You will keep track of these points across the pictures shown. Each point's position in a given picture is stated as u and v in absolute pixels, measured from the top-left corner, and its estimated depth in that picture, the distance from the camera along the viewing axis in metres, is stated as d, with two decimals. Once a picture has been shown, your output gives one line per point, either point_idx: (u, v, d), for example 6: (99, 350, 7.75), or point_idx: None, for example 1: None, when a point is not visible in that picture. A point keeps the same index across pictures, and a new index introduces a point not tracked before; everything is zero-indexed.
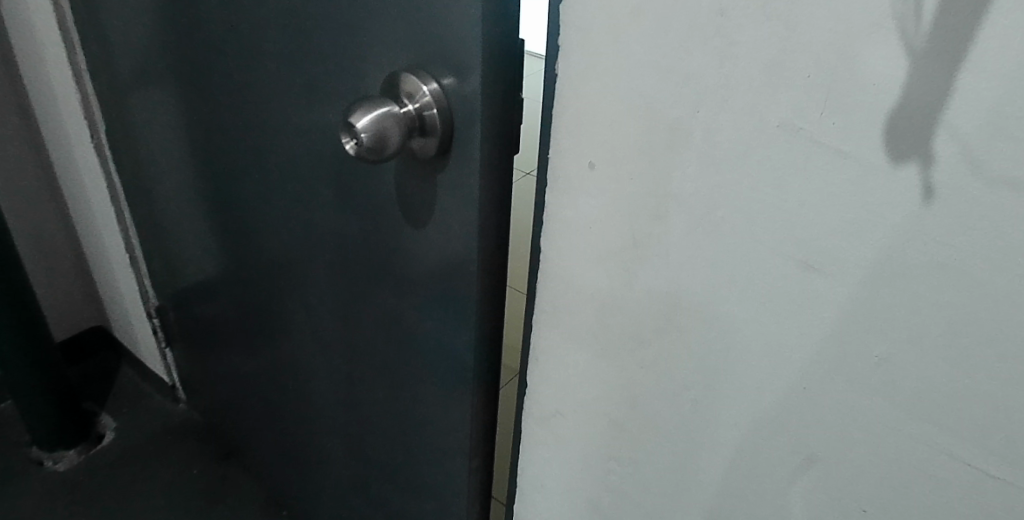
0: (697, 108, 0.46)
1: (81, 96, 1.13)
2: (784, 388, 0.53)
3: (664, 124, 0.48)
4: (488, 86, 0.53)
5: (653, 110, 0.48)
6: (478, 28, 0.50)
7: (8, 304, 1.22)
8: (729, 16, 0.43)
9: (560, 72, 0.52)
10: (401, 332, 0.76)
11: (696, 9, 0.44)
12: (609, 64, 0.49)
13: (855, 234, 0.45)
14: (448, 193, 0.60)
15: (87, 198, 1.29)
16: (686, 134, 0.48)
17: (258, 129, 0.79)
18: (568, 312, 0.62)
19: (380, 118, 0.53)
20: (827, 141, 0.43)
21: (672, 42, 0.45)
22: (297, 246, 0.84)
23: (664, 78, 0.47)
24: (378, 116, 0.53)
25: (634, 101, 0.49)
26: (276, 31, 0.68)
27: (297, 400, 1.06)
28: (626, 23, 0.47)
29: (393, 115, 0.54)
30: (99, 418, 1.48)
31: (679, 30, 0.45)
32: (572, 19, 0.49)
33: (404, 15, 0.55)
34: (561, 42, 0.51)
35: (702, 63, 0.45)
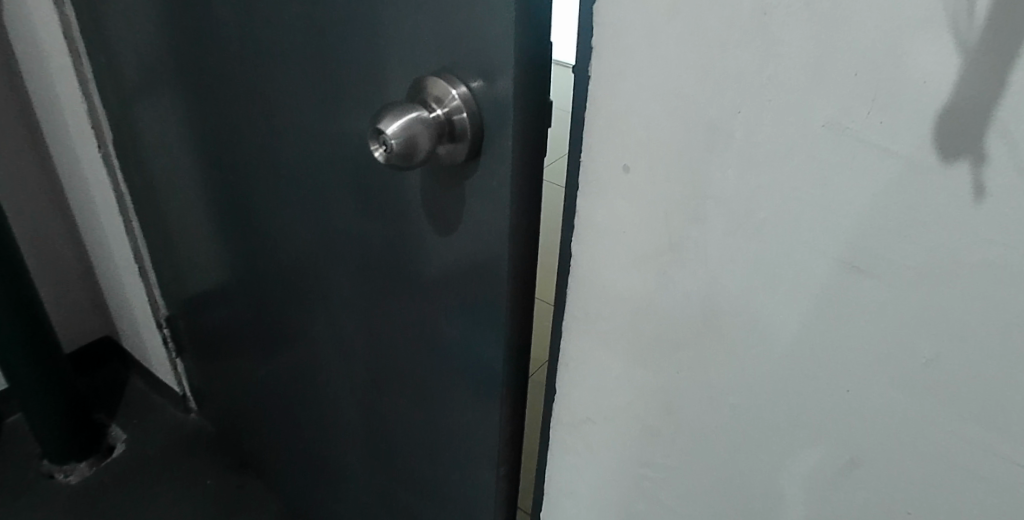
0: (737, 108, 0.45)
1: (88, 106, 1.12)
2: (826, 390, 0.51)
3: (703, 125, 0.47)
4: (520, 89, 0.52)
5: (691, 111, 0.47)
6: (510, 28, 0.49)
7: (16, 317, 1.21)
8: (771, 14, 0.42)
9: (593, 73, 0.51)
10: (424, 339, 0.75)
11: (737, 7, 0.43)
12: (644, 64, 0.48)
13: (901, 234, 0.43)
14: (477, 199, 0.59)
15: (94, 209, 1.28)
16: (727, 135, 0.47)
17: (274, 136, 0.78)
18: (600, 315, 0.61)
19: (409, 124, 0.52)
20: (874, 140, 0.42)
21: (712, 42, 0.44)
22: (314, 253, 0.83)
23: (702, 79, 0.46)
24: (407, 122, 0.52)
25: (671, 101, 0.48)
26: (292, 36, 0.67)
27: (314, 407, 1.05)
28: (663, 23, 0.46)
29: (423, 120, 0.52)
30: (110, 430, 1.47)
31: (720, 30, 0.44)
32: (606, 19, 0.48)
33: (430, 18, 0.54)
34: (594, 43, 0.50)
35: (744, 62, 0.44)
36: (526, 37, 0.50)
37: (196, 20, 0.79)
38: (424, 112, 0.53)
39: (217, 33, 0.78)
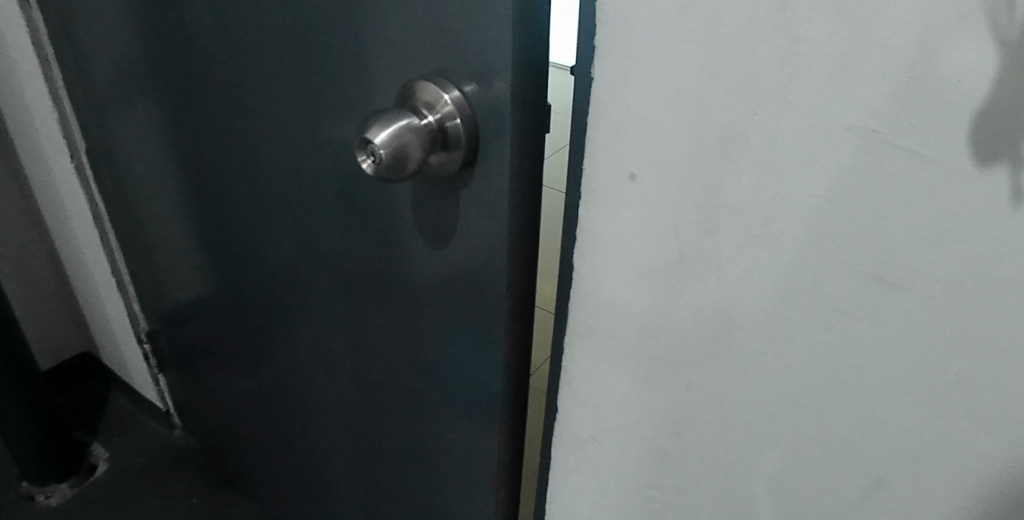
0: (755, 110, 0.42)
1: (59, 115, 1.07)
2: (849, 410, 0.48)
3: (716, 130, 0.44)
4: (518, 93, 0.48)
5: (703, 114, 0.44)
6: (506, 26, 0.46)
7: None
8: (792, 9, 0.38)
9: (596, 75, 0.48)
10: (418, 356, 0.71)
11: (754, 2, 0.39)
12: (652, 65, 0.45)
13: (933, 243, 0.40)
14: (473, 209, 0.55)
15: (69, 222, 1.23)
16: (742, 140, 0.43)
17: (256, 145, 0.74)
18: (605, 330, 0.58)
19: (400, 132, 0.48)
20: (902, 144, 0.39)
21: (726, 41, 0.41)
22: (301, 267, 0.80)
23: (715, 81, 0.43)
24: (397, 130, 0.48)
25: (681, 105, 0.45)
26: (272, 41, 0.64)
27: (304, 424, 1.02)
28: (671, 19, 0.42)
29: (414, 127, 0.49)
30: (91, 448, 1.42)
31: (734, 27, 0.40)
32: (609, 17, 0.45)
33: (419, 17, 0.50)
34: (597, 42, 0.47)
35: (761, 62, 0.41)
36: (524, 36, 0.46)
37: (169, 24, 0.75)
38: (416, 118, 0.49)
39: (192, 37, 0.74)
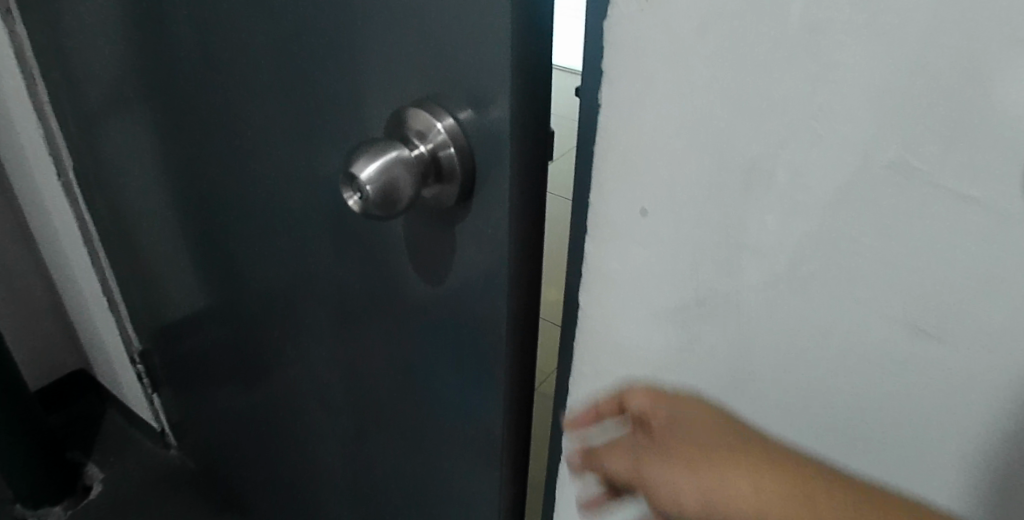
0: (781, 143, 0.38)
1: (46, 131, 1.04)
2: (883, 465, 0.44)
3: (738, 164, 0.40)
4: (518, 120, 0.44)
5: (723, 147, 0.40)
6: (505, 49, 0.42)
7: None
8: (825, 33, 0.34)
9: (604, 101, 0.44)
10: (417, 388, 0.68)
11: (782, 26, 0.35)
12: (665, 92, 0.41)
13: (980, 294, 0.36)
14: (471, 242, 0.51)
15: (58, 240, 1.19)
16: (767, 175, 0.39)
17: (247, 168, 0.71)
18: (613, 372, 0.54)
19: (388, 166, 0.44)
20: (949, 184, 0.34)
21: (749, 67, 0.37)
22: (297, 291, 0.76)
23: (736, 111, 0.38)
24: (385, 163, 0.44)
25: (698, 136, 0.40)
26: (261, 60, 0.60)
27: (303, 449, 0.98)
28: (687, 44, 0.38)
29: (404, 159, 0.45)
30: (86, 469, 1.38)
31: (758, 52, 0.36)
32: (618, 38, 0.41)
33: (411, 38, 0.46)
34: (604, 66, 0.43)
35: (788, 91, 0.36)
36: (524, 58, 0.42)
37: (158, 38, 0.72)
38: (406, 149, 0.45)
39: (180, 52, 0.70)
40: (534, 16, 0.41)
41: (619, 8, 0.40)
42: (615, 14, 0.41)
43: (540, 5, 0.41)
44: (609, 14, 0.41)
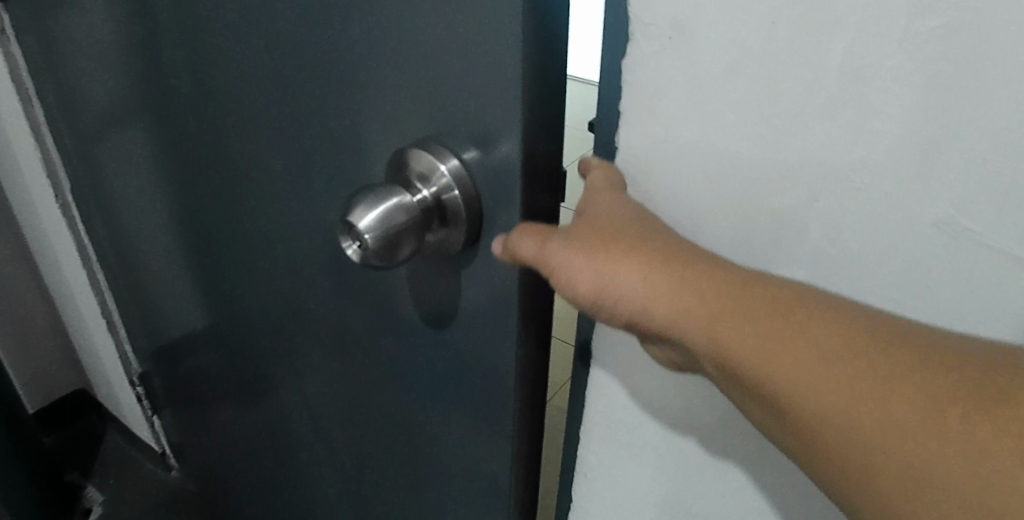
0: (818, 200, 0.35)
1: (43, 152, 1.02)
2: None
3: (767, 214, 0.37)
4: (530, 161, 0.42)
5: (755, 199, 0.37)
6: (517, 90, 0.39)
7: None
8: (870, 80, 0.31)
9: (619, 142, 0.41)
10: (423, 425, 0.66)
11: (824, 72, 0.32)
12: (689, 139, 0.38)
13: (1007, 329, 0.33)
14: (479, 284, 0.49)
15: (56, 261, 1.17)
16: (799, 228, 0.37)
17: (246, 198, 0.69)
18: (625, 425, 0.51)
19: (388, 215, 0.41)
20: (1003, 247, 0.31)
21: (782, 112, 0.34)
22: (300, 322, 0.74)
23: (766, 159, 0.35)
24: (385, 211, 0.41)
25: (724, 184, 0.38)
26: (259, 91, 0.58)
27: (307, 478, 0.96)
28: (715, 88, 0.35)
29: (406, 206, 0.42)
30: (86, 492, 1.35)
31: (794, 96, 0.33)
32: (635, 78, 0.38)
33: (417, 76, 0.44)
34: (622, 109, 0.40)
35: (826, 139, 0.33)
36: (536, 98, 0.40)
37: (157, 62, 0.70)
38: (408, 195, 0.42)
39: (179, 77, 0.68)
40: (546, 56, 0.39)
41: (637, 48, 0.37)
42: (632, 54, 0.38)
43: (552, 43, 0.39)
44: (626, 53, 0.38)
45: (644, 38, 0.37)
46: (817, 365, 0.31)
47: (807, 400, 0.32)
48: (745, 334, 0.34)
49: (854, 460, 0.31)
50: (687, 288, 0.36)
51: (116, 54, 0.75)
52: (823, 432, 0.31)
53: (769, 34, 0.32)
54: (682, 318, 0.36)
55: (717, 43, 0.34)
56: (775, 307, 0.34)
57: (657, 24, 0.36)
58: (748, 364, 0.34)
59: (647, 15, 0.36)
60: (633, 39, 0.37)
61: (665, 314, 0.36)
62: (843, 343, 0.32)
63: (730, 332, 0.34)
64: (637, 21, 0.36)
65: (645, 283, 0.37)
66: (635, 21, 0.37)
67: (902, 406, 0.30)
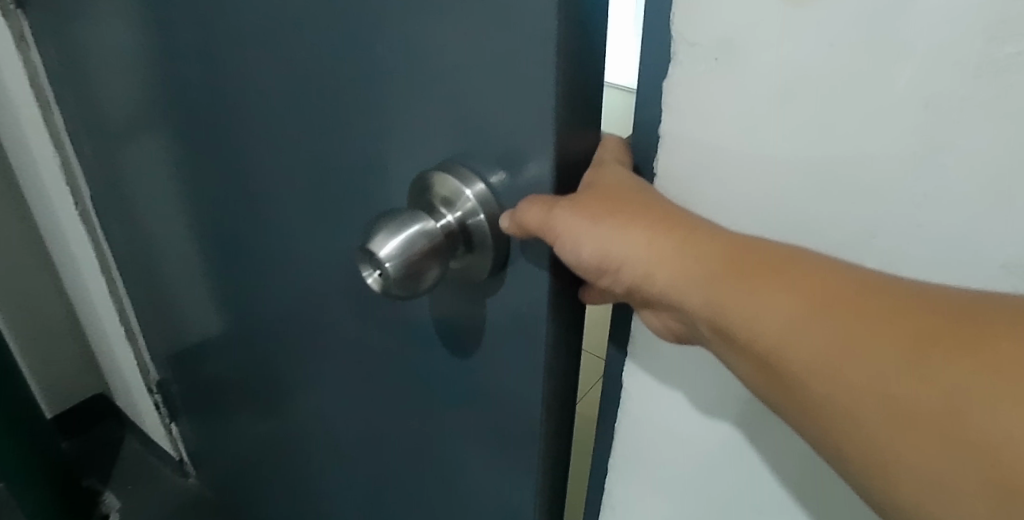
0: (873, 233, 0.36)
1: (62, 159, 1.01)
2: None
3: (825, 247, 0.38)
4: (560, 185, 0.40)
5: (801, 224, 0.39)
6: (548, 110, 0.37)
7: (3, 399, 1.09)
8: (938, 108, 0.31)
9: (663, 164, 0.42)
10: (447, 446, 0.64)
11: (887, 100, 0.32)
12: (733, 160, 0.39)
13: None
14: (503, 311, 0.47)
15: (76, 267, 1.17)
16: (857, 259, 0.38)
17: (266, 210, 0.68)
18: (659, 429, 0.53)
19: (410, 242, 0.39)
20: None
21: (844, 144, 0.35)
22: (320, 335, 0.72)
23: (824, 191, 0.37)
24: (408, 238, 0.39)
25: (780, 214, 0.39)
26: (279, 104, 0.56)
27: (326, 490, 0.94)
28: (770, 116, 0.36)
29: (429, 232, 0.40)
30: (103, 497, 1.34)
31: (854, 126, 0.34)
32: (683, 102, 0.39)
33: (441, 95, 0.42)
34: (661, 129, 0.41)
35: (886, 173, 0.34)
36: (568, 119, 0.38)
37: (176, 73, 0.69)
38: (431, 220, 0.40)
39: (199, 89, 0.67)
40: (579, 74, 0.37)
41: (678, 67, 0.38)
42: (674, 73, 0.39)
43: (586, 63, 0.37)
44: (668, 72, 0.39)
45: (688, 58, 0.38)
46: (804, 322, 0.31)
47: (795, 356, 0.32)
48: (737, 292, 0.33)
49: (828, 419, 0.31)
50: (688, 252, 0.36)
51: (135, 63, 0.74)
52: (802, 387, 0.32)
53: (828, 58, 0.33)
54: (681, 280, 0.36)
55: (768, 68, 0.35)
56: (767, 267, 0.33)
57: (703, 45, 0.36)
58: (741, 323, 0.33)
59: (692, 36, 0.37)
60: (676, 58, 0.38)
61: (665, 277, 0.36)
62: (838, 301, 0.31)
63: (722, 295, 0.34)
64: (682, 41, 0.37)
65: (647, 245, 0.37)
66: (679, 41, 0.38)
67: (893, 362, 0.29)
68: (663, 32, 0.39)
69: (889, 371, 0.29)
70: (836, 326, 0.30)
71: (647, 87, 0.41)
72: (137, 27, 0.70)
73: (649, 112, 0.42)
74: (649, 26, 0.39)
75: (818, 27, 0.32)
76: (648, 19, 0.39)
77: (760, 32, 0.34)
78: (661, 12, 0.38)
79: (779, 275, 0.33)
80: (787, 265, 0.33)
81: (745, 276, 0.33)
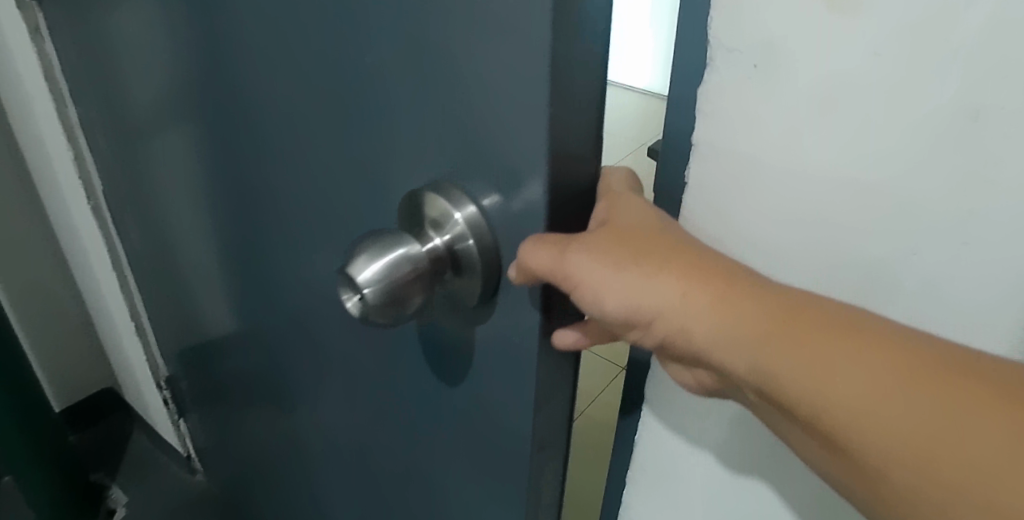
0: (914, 248, 0.37)
1: (75, 153, 1.00)
2: None
3: (857, 258, 0.39)
4: (554, 212, 0.37)
5: (837, 233, 0.39)
6: (541, 128, 0.35)
7: (12, 393, 1.09)
8: (988, 120, 0.32)
9: (694, 172, 0.44)
10: (438, 469, 0.61)
11: (930, 111, 0.33)
12: (773, 169, 0.40)
13: None
14: (493, 337, 0.45)
15: (87, 262, 1.16)
16: (892, 273, 0.38)
17: (267, 214, 0.66)
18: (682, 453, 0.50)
19: (393, 268, 0.39)
20: None
21: (884, 151, 0.35)
22: (318, 342, 0.70)
23: (861, 201, 0.38)
24: (388, 263, 0.38)
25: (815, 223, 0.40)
26: (279, 109, 0.54)
27: (325, 497, 0.92)
28: (814, 122, 0.37)
29: (413, 258, 0.39)
30: (110, 492, 1.34)
31: (896, 133, 0.35)
32: (718, 108, 0.40)
33: (437, 108, 0.40)
34: (696, 136, 0.43)
35: (927, 183, 0.35)
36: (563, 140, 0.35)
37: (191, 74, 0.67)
38: (416, 245, 0.40)
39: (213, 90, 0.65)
40: (575, 92, 0.34)
41: (715, 74, 0.40)
42: (710, 80, 0.40)
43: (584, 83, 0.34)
44: (704, 80, 0.41)
45: (725, 64, 0.39)
46: (878, 397, 0.29)
47: (866, 431, 0.30)
48: (796, 362, 0.31)
49: (900, 498, 0.30)
50: (733, 312, 0.33)
51: (146, 62, 0.73)
52: (875, 465, 0.30)
53: (871, 67, 0.34)
54: (726, 342, 0.33)
55: (811, 75, 0.36)
56: (830, 333, 0.31)
57: (741, 51, 0.38)
58: (803, 395, 0.31)
59: (731, 42, 0.38)
60: (712, 65, 0.40)
61: (707, 336, 0.34)
62: (913, 373, 0.29)
63: (778, 362, 0.31)
64: (720, 47, 0.39)
65: (681, 299, 0.34)
66: (716, 48, 0.39)
67: (980, 445, 0.27)
68: (699, 35, 0.40)
69: (979, 464, 0.27)
70: (913, 403, 0.29)
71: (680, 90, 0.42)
72: (147, 26, 0.69)
73: (682, 114, 0.43)
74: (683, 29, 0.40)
75: (863, 36, 0.33)
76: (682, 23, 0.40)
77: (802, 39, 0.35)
78: (697, 15, 0.39)
79: (842, 341, 0.30)
80: (852, 333, 0.30)
81: (808, 344, 0.31)
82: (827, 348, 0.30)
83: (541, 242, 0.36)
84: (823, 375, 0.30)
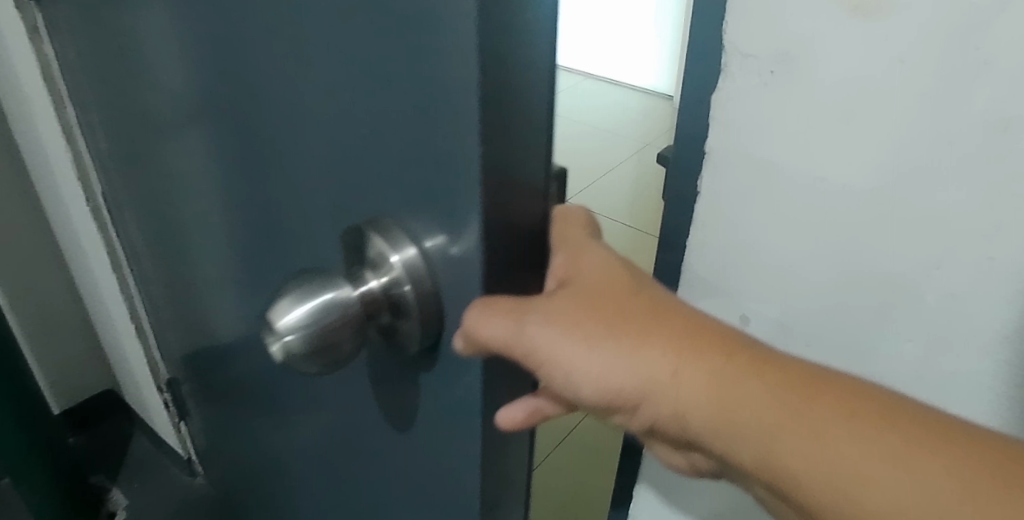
0: (937, 264, 0.35)
1: (72, 154, 0.97)
2: None
3: (876, 278, 0.37)
4: (493, 252, 0.30)
5: (855, 254, 0.37)
6: (470, 136, 0.27)
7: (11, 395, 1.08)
8: (1017, 132, 0.30)
9: (704, 186, 0.40)
10: None
11: (955, 120, 0.31)
12: (789, 186, 0.37)
13: None
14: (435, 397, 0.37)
15: (88, 263, 1.15)
16: (912, 294, 0.36)
17: None
18: None
19: (323, 314, 0.33)
20: None
21: (908, 164, 0.33)
22: None
23: (880, 217, 0.35)
24: (309, 310, 0.33)
25: (830, 242, 0.37)
26: None
27: None
28: (834, 132, 0.35)
29: (342, 303, 0.33)
30: (111, 495, 1.33)
31: (920, 144, 0.33)
32: (733, 116, 0.37)
33: (356, 116, 0.32)
34: (708, 147, 0.39)
35: (953, 199, 0.33)
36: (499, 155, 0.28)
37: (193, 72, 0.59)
38: (348, 287, 0.33)
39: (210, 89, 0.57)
40: (512, 92, 0.27)
41: (729, 81, 0.37)
42: (723, 87, 0.37)
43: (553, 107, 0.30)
44: (717, 87, 0.37)
45: (740, 71, 0.36)
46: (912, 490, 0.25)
47: None
48: (814, 451, 0.26)
49: None
50: (732, 391, 0.28)
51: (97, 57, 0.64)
52: None
53: (898, 75, 0.32)
54: (726, 427, 0.28)
55: (833, 82, 0.34)
56: (847, 414, 0.26)
57: (759, 56, 0.35)
58: (822, 491, 0.26)
59: (746, 47, 0.35)
60: (726, 72, 0.37)
61: (702, 419, 0.28)
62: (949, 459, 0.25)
63: (790, 451, 0.27)
64: (735, 52, 0.36)
65: (673, 376, 0.28)
66: (730, 53, 0.36)
67: None
68: (713, 44, 0.37)
69: None
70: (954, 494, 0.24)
71: (688, 101, 0.39)
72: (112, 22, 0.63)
73: (689, 129, 0.40)
74: (695, 36, 0.38)
75: (889, 42, 0.31)
76: (694, 28, 0.38)
77: (825, 42, 0.33)
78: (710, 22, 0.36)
79: (862, 424, 0.26)
80: (875, 414, 0.26)
81: (824, 430, 0.26)
82: (846, 434, 0.26)
83: (497, 307, 0.30)
84: (844, 466, 0.26)
